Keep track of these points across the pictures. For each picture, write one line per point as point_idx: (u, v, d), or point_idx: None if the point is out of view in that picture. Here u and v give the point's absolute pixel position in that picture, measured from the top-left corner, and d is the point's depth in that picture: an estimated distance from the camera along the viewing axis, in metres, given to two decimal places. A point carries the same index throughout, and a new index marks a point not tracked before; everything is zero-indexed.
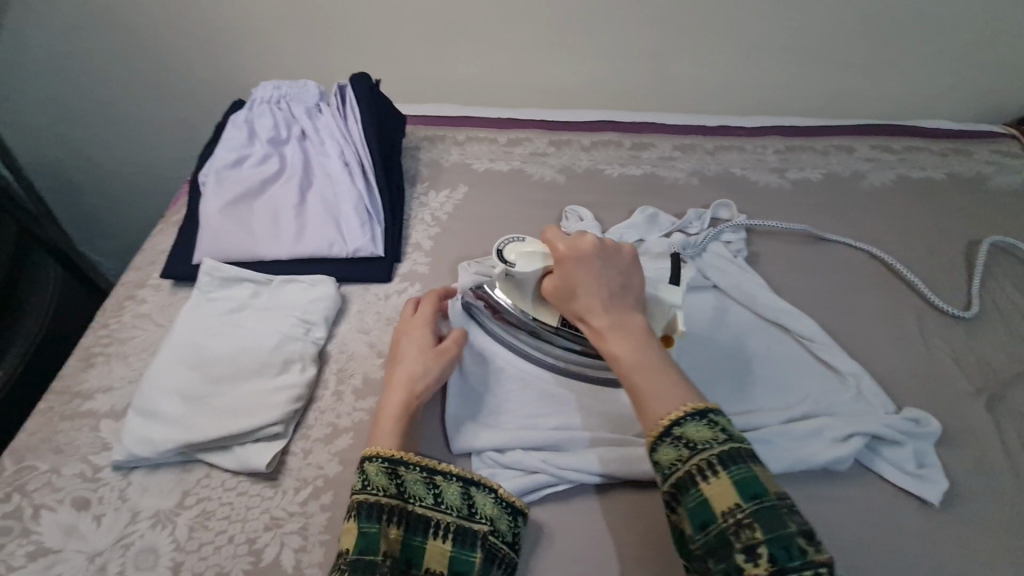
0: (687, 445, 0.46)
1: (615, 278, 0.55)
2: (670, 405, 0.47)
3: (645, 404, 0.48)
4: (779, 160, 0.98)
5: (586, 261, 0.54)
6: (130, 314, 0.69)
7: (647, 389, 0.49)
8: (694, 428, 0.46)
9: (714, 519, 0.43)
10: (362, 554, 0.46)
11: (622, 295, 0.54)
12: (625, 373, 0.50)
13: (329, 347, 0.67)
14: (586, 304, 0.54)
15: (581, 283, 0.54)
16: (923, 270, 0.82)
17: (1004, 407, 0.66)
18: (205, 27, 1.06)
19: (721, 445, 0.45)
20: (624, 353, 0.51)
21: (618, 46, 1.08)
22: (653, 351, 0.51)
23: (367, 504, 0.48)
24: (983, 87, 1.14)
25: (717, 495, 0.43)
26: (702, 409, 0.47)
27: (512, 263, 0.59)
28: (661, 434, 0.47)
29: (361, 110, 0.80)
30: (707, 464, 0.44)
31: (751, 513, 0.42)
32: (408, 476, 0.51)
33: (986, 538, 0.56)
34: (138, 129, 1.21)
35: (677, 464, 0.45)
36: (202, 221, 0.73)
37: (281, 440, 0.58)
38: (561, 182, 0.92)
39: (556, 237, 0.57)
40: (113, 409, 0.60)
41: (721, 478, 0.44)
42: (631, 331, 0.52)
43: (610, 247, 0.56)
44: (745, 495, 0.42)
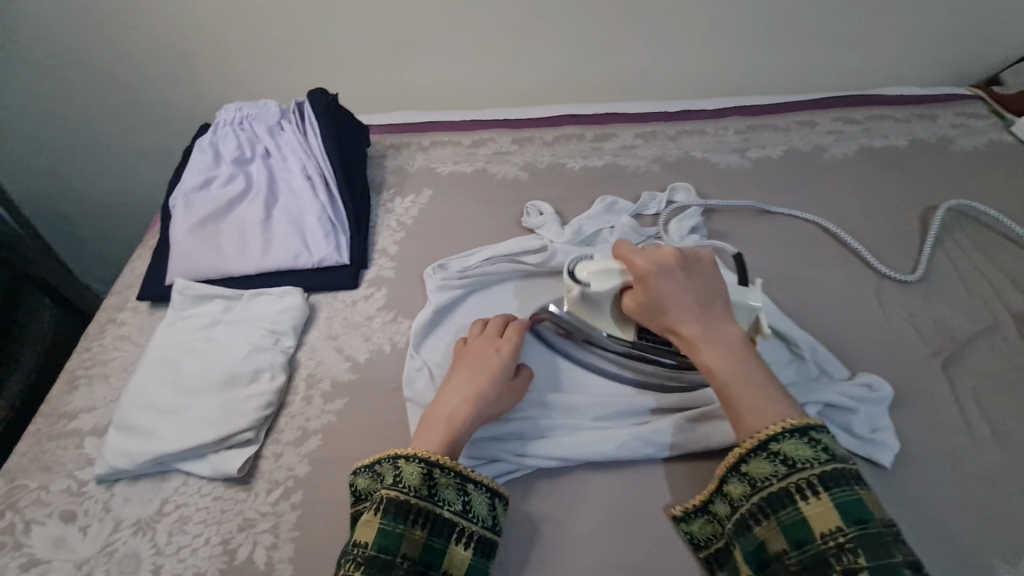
0: (785, 462, 0.49)
1: (699, 289, 0.58)
2: (767, 417, 0.51)
3: (743, 417, 0.52)
4: (740, 140, 0.99)
5: (670, 274, 0.58)
6: (111, 336, 0.72)
7: (744, 402, 0.52)
8: (793, 445, 0.49)
9: (813, 539, 0.46)
10: (382, 551, 0.48)
11: (710, 306, 0.57)
12: (720, 385, 0.54)
13: (298, 354, 0.70)
14: (673, 315, 0.57)
15: (668, 295, 0.57)
16: (882, 238, 0.82)
17: (960, 368, 0.66)
18: (175, 56, 1.10)
19: (821, 465, 0.48)
20: (717, 365, 0.54)
21: (574, 41, 1.10)
22: (745, 361, 0.54)
23: (395, 502, 0.50)
24: (948, 50, 1.13)
25: (819, 516, 0.47)
26: (801, 423, 0.50)
27: (586, 283, 0.61)
28: (757, 449, 0.50)
29: (320, 125, 0.83)
30: (809, 484, 0.48)
31: (855, 537, 0.45)
32: (441, 481, 0.52)
33: (937, 495, 0.57)
34: (122, 159, 1.25)
35: (772, 479, 0.49)
36: (173, 243, 0.77)
37: (253, 446, 0.61)
38: (524, 179, 0.94)
39: (632, 252, 0.60)
40: (96, 426, 0.64)
41: (823, 500, 0.47)
42: (726, 342, 0.55)
43: (691, 260, 0.59)
44: (847, 519, 0.46)
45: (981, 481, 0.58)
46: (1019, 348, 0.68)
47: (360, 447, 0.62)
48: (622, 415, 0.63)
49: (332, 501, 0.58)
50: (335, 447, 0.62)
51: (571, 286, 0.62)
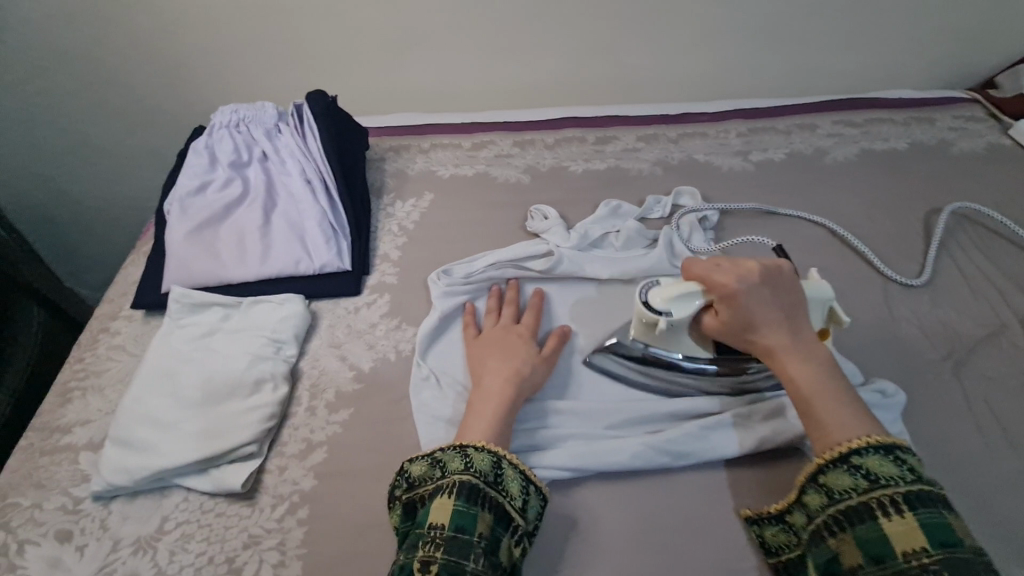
0: (867, 477, 0.47)
1: (785, 302, 0.56)
2: (852, 431, 0.49)
3: (826, 429, 0.50)
4: (742, 143, 0.99)
5: (757, 288, 0.56)
6: (105, 346, 0.70)
7: (827, 415, 0.51)
8: (877, 462, 0.47)
9: (891, 556, 0.43)
10: (460, 531, 0.47)
11: (795, 321, 0.56)
12: (802, 398, 0.52)
13: (301, 364, 0.68)
14: (760, 327, 0.55)
15: (756, 309, 0.55)
16: (886, 242, 0.82)
17: (969, 372, 0.67)
18: (166, 56, 1.07)
19: (908, 485, 0.46)
20: (803, 377, 0.53)
21: (573, 43, 1.09)
22: (830, 376, 0.53)
23: (467, 486, 0.50)
24: (944, 54, 1.14)
25: (902, 535, 0.44)
26: (888, 441, 0.48)
27: (667, 310, 0.59)
28: (839, 462, 0.48)
29: (319, 127, 0.81)
30: (893, 502, 0.45)
31: (939, 558, 0.42)
32: (507, 474, 0.52)
33: (953, 500, 0.57)
34: (111, 161, 1.22)
35: (851, 492, 0.47)
36: (169, 250, 0.74)
37: (257, 459, 0.59)
38: (527, 182, 0.92)
39: (712, 270, 0.58)
40: (92, 440, 0.62)
41: (908, 519, 0.44)
42: (809, 355, 0.54)
43: (773, 269, 0.57)
44: (934, 542, 0.43)
45: (992, 485, 0.58)
46: None
47: (367, 459, 0.60)
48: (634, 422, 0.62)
49: (341, 515, 0.56)
50: (342, 459, 0.60)
51: (649, 317, 0.60)
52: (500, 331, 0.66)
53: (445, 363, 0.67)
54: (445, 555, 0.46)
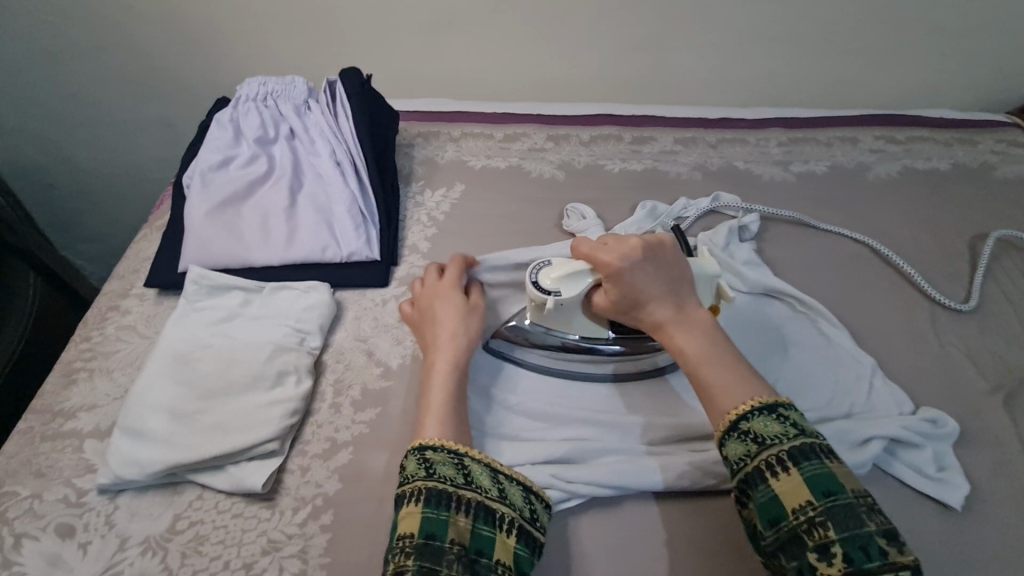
0: (756, 440, 0.47)
1: (668, 279, 0.56)
2: (739, 396, 0.49)
3: (713, 397, 0.50)
4: (782, 153, 0.96)
5: (638, 264, 0.55)
6: (114, 326, 0.65)
7: (716, 383, 0.51)
8: (761, 423, 0.47)
9: (785, 516, 0.43)
10: (431, 538, 0.43)
11: (679, 295, 0.56)
12: (692, 368, 0.53)
13: (324, 356, 0.64)
14: (648, 307, 0.55)
15: (636, 286, 0.54)
16: (932, 264, 0.80)
17: (1023, 405, 0.64)
18: (186, 23, 1.02)
19: (791, 441, 0.46)
20: (691, 348, 0.53)
21: (613, 38, 1.05)
22: (714, 343, 0.53)
23: (435, 490, 0.46)
24: (986, 77, 1.12)
25: (790, 492, 0.44)
26: (770, 400, 0.49)
27: (557, 291, 0.57)
28: (729, 429, 0.48)
29: (352, 107, 0.77)
30: (779, 460, 0.45)
31: (824, 511, 0.42)
32: (474, 467, 0.48)
33: (1011, 539, 0.54)
34: (117, 130, 1.16)
35: (746, 459, 0.47)
36: (188, 227, 0.70)
37: (277, 458, 0.55)
38: (561, 179, 0.89)
39: (597, 248, 0.57)
40: (98, 428, 0.57)
41: (792, 475, 0.44)
42: (694, 327, 0.54)
43: (656, 247, 0.56)
44: (818, 493, 0.43)
45: None
46: None
47: (394, 464, 0.56)
48: (676, 438, 0.59)
49: (367, 523, 0.52)
50: (367, 463, 0.56)
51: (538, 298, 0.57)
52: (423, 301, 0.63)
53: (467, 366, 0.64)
54: (417, 563, 0.42)
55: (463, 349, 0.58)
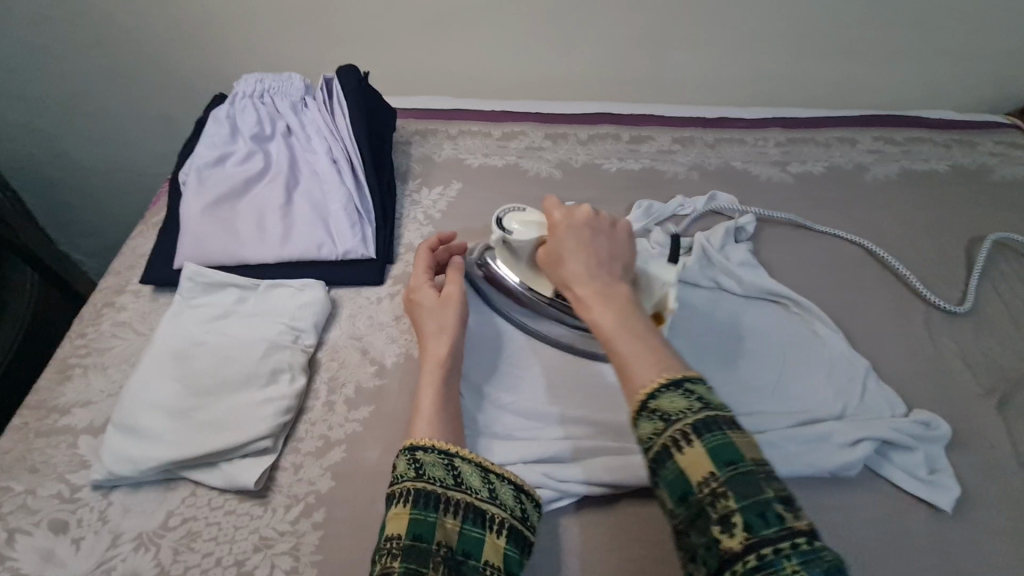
0: (662, 417, 0.42)
1: (603, 249, 0.55)
2: (648, 370, 0.44)
3: (624, 368, 0.46)
4: (781, 153, 0.96)
5: (580, 234, 0.55)
6: (109, 322, 0.66)
7: (629, 354, 0.46)
8: (669, 399, 0.42)
9: (691, 491, 0.39)
10: (418, 540, 0.43)
11: (610, 267, 0.54)
12: (605, 339, 0.48)
13: (319, 354, 0.64)
14: (576, 276, 0.53)
15: (573, 253, 0.54)
16: (928, 266, 0.80)
17: (1015, 408, 0.64)
18: (184, 19, 1.01)
19: (695, 413, 0.41)
20: (607, 318, 0.49)
21: (612, 36, 1.05)
22: (636, 317, 0.49)
23: (424, 492, 0.46)
24: (987, 78, 1.12)
25: (693, 466, 0.40)
26: (677, 375, 0.44)
27: (512, 230, 0.62)
28: (639, 408, 0.43)
29: (349, 105, 0.76)
30: (682, 434, 0.41)
31: (726, 482, 0.38)
32: (464, 468, 0.48)
33: (1000, 542, 0.55)
34: (115, 124, 1.16)
35: (654, 438, 0.42)
36: (184, 224, 0.70)
37: (271, 455, 0.55)
38: (558, 178, 0.89)
39: (556, 208, 0.59)
40: (92, 424, 0.57)
41: (695, 447, 0.40)
42: (618, 298, 0.51)
43: (600, 220, 0.57)
44: (719, 463, 0.39)
45: None
46: None
47: (387, 462, 0.56)
48: None
49: (359, 521, 0.53)
50: (360, 461, 0.56)
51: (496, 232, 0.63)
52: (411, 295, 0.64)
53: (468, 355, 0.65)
54: (403, 565, 0.42)
55: (446, 345, 0.58)
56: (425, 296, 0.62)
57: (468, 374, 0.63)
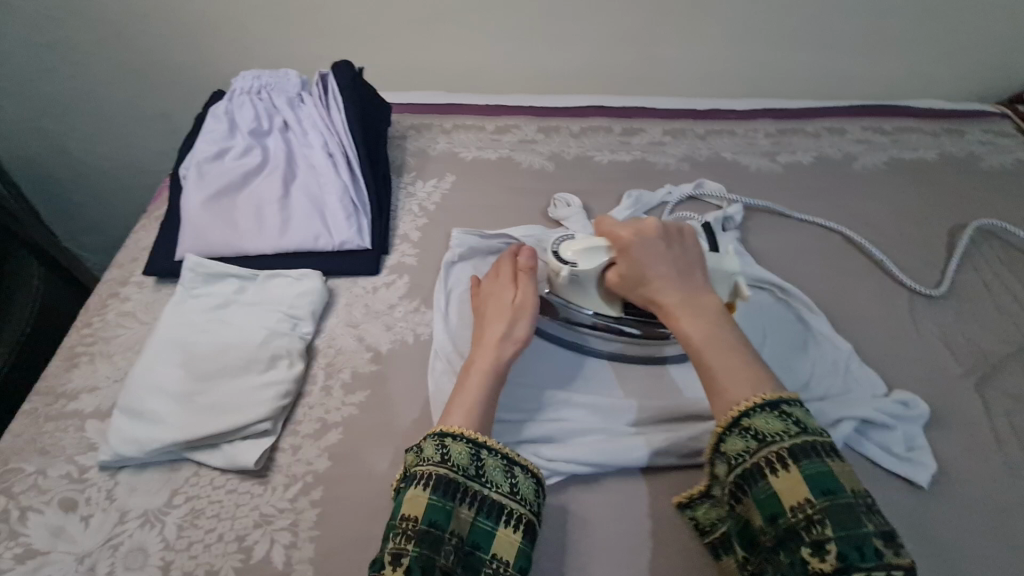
0: (755, 436, 0.47)
1: (677, 261, 0.59)
2: (744, 388, 0.50)
3: (720, 385, 0.51)
4: (770, 144, 0.97)
5: (650, 241, 0.59)
6: (114, 312, 0.68)
7: (723, 369, 0.51)
8: (764, 420, 0.48)
9: (783, 513, 0.44)
10: (432, 527, 0.46)
11: (690, 278, 0.58)
12: (694, 351, 0.54)
13: (317, 341, 0.67)
14: (656, 285, 0.57)
15: (649, 263, 0.58)
16: (912, 253, 0.81)
17: (993, 388, 0.66)
18: (183, 18, 1.03)
19: (791, 438, 0.46)
20: (697, 332, 0.54)
21: (604, 31, 1.06)
22: (725, 330, 0.54)
23: (444, 480, 0.48)
24: (977, 67, 1.13)
25: (789, 490, 0.45)
26: (773, 397, 0.49)
27: (573, 261, 0.61)
28: (730, 425, 0.49)
29: (345, 100, 0.78)
30: (779, 457, 0.46)
31: (824, 509, 0.43)
32: (488, 461, 0.50)
33: (974, 515, 0.56)
34: (118, 123, 1.18)
35: (745, 455, 0.48)
36: (184, 216, 0.72)
37: (270, 437, 0.57)
38: (551, 170, 0.90)
39: (617, 224, 0.62)
40: (99, 408, 0.60)
41: (792, 472, 0.45)
42: (706, 312, 0.55)
43: (672, 232, 0.61)
44: (817, 490, 0.44)
45: (1015, 504, 0.57)
46: None
47: (382, 443, 0.59)
48: (652, 420, 0.61)
49: (355, 499, 0.55)
50: (357, 441, 0.59)
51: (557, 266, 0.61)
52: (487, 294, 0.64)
53: (455, 333, 0.67)
54: (416, 550, 0.45)
55: (504, 355, 0.58)
56: (501, 297, 0.62)
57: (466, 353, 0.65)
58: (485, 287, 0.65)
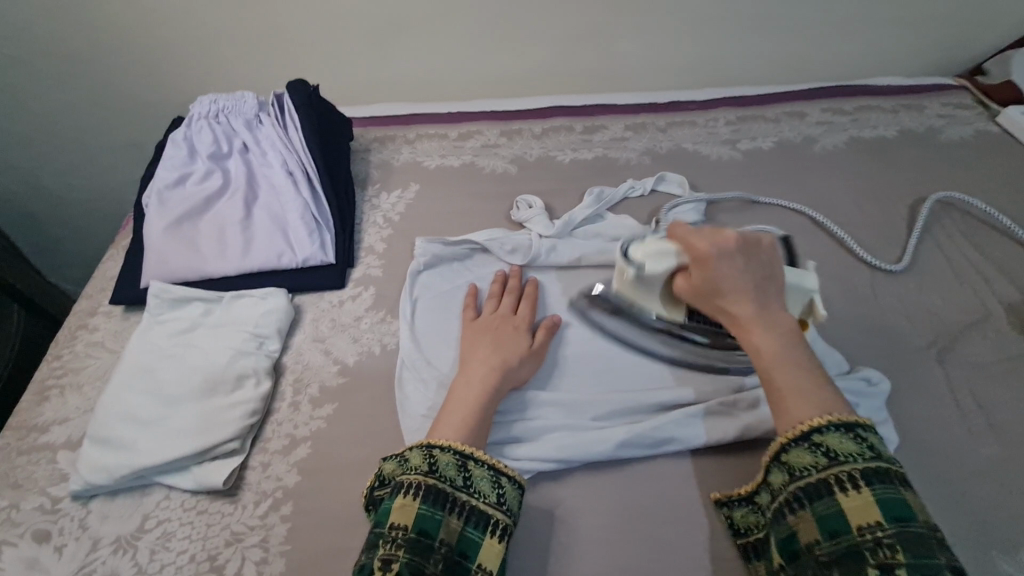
0: (827, 454, 0.46)
1: (758, 274, 0.54)
2: (812, 408, 0.48)
3: (787, 402, 0.49)
4: (730, 132, 0.98)
5: (731, 254, 0.54)
6: (83, 343, 0.69)
7: (791, 391, 0.49)
8: (838, 439, 0.46)
9: (848, 532, 0.44)
10: (422, 535, 0.46)
11: (766, 291, 0.54)
12: (765, 367, 0.51)
13: (284, 358, 0.67)
14: (730, 298, 0.53)
15: (725, 277, 0.53)
16: (873, 230, 0.82)
17: (953, 358, 0.67)
18: (144, 48, 1.04)
19: (865, 461, 0.45)
20: (770, 347, 0.51)
21: (561, 31, 1.07)
22: (796, 348, 0.51)
23: (433, 489, 0.48)
24: (934, 41, 1.14)
25: (856, 509, 0.44)
26: (848, 419, 0.47)
27: (641, 264, 0.58)
28: (799, 439, 0.47)
29: (301, 118, 0.79)
30: (849, 478, 0.45)
31: (895, 534, 0.42)
32: (476, 473, 0.51)
33: (937, 486, 0.57)
34: (90, 155, 1.19)
35: (812, 470, 0.46)
36: (148, 244, 0.73)
37: (239, 456, 0.58)
38: (514, 173, 0.91)
39: (691, 232, 0.56)
40: (70, 439, 0.60)
41: (862, 494, 0.44)
42: (779, 325, 0.52)
43: (751, 242, 0.55)
44: (888, 516, 0.43)
45: (977, 471, 0.58)
46: (1009, 338, 0.68)
47: (352, 453, 0.60)
48: (619, 413, 0.62)
49: (324, 511, 0.55)
50: (326, 455, 0.59)
51: (625, 267, 0.60)
52: (499, 319, 0.66)
53: (423, 343, 0.68)
54: (406, 557, 0.45)
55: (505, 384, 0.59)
56: (513, 332, 0.64)
57: (436, 363, 0.65)
58: (495, 315, 0.66)
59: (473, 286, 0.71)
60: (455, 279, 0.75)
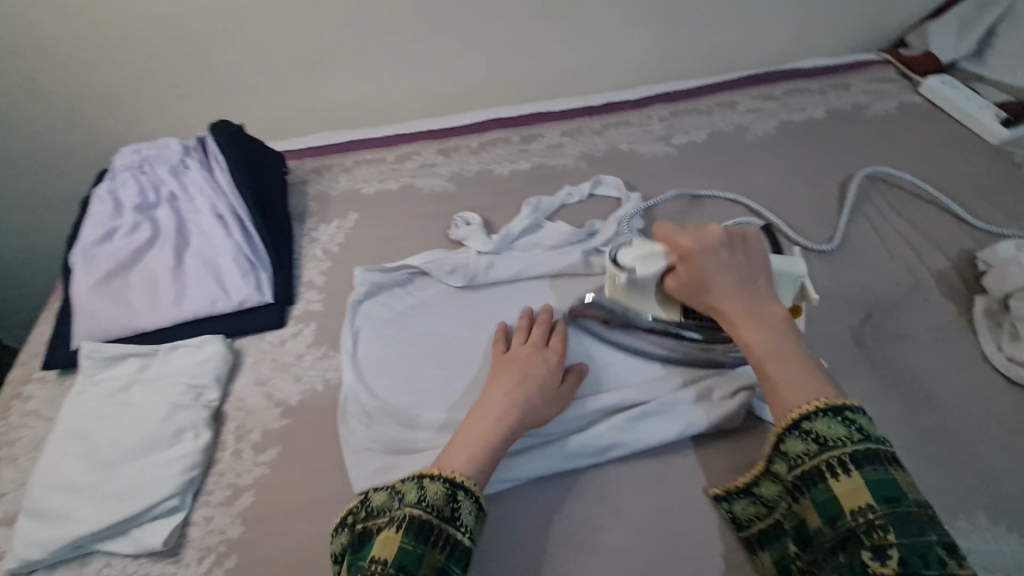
0: (817, 440, 0.46)
1: (743, 268, 0.54)
2: (804, 395, 0.48)
3: (779, 390, 0.49)
4: (664, 128, 0.99)
5: (714, 249, 0.55)
6: (17, 413, 0.67)
7: (780, 380, 0.49)
8: (826, 425, 0.46)
9: (843, 516, 0.43)
10: (401, 571, 0.44)
11: (754, 285, 0.54)
12: (758, 358, 0.51)
13: (225, 406, 0.66)
14: (718, 293, 0.53)
15: (710, 271, 0.54)
16: (808, 212, 0.83)
17: (889, 333, 0.68)
18: (70, 101, 1.03)
19: (854, 445, 0.45)
20: (760, 339, 0.51)
21: (490, 44, 1.08)
22: (786, 339, 0.51)
23: (418, 521, 0.47)
24: (856, 19, 1.16)
25: (849, 493, 0.44)
26: (836, 403, 0.47)
27: (631, 268, 0.58)
28: (791, 427, 0.47)
29: (226, 160, 0.79)
30: (841, 462, 0.45)
31: (886, 515, 0.42)
32: (464, 505, 0.49)
33: None
34: (29, 214, 1.17)
35: (805, 458, 0.46)
36: (77, 304, 0.72)
37: (180, 513, 0.57)
38: (452, 191, 0.91)
39: (676, 230, 0.57)
40: (4, 515, 0.59)
41: (854, 477, 0.44)
42: (768, 318, 0.52)
43: (735, 237, 0.56)
44: (879, 497, 0.43)
45: (918, 442, 0.59)
46: (940, 307, 0.70)
47: (297, 495, 0.59)
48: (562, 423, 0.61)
49: (270, 559, 0.55)
50: (271, 500, 0.58)
51: (613, 271, 0.59)
52: (528, 352, 0.62)
53: (366, 373, 0.67)
54: None
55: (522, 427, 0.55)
56: (542, 369, 0.60)
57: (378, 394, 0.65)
58: (521, 349, 0.62)
59: (502, 323, 0.67)
60: (395, 305, 0.74)
